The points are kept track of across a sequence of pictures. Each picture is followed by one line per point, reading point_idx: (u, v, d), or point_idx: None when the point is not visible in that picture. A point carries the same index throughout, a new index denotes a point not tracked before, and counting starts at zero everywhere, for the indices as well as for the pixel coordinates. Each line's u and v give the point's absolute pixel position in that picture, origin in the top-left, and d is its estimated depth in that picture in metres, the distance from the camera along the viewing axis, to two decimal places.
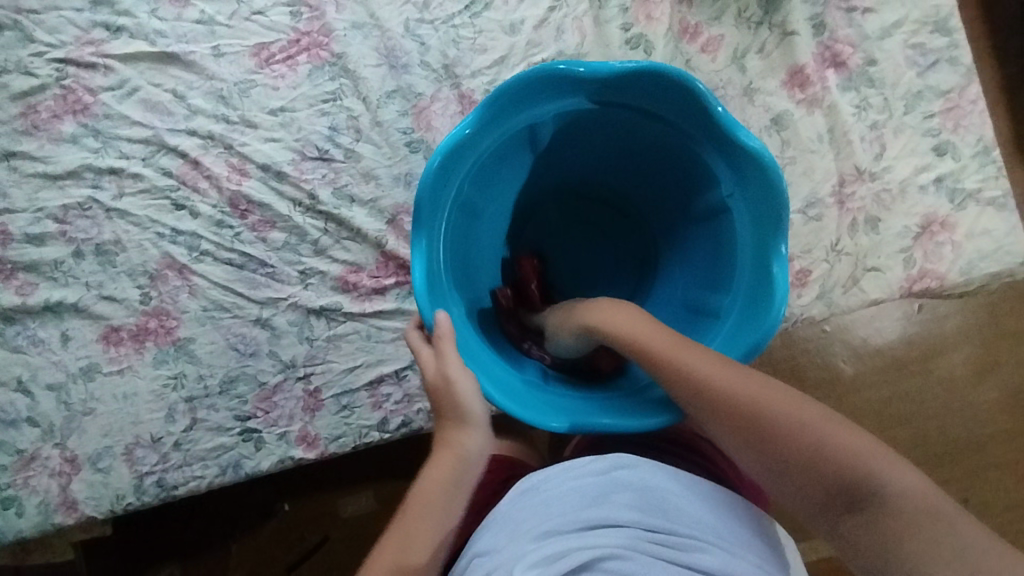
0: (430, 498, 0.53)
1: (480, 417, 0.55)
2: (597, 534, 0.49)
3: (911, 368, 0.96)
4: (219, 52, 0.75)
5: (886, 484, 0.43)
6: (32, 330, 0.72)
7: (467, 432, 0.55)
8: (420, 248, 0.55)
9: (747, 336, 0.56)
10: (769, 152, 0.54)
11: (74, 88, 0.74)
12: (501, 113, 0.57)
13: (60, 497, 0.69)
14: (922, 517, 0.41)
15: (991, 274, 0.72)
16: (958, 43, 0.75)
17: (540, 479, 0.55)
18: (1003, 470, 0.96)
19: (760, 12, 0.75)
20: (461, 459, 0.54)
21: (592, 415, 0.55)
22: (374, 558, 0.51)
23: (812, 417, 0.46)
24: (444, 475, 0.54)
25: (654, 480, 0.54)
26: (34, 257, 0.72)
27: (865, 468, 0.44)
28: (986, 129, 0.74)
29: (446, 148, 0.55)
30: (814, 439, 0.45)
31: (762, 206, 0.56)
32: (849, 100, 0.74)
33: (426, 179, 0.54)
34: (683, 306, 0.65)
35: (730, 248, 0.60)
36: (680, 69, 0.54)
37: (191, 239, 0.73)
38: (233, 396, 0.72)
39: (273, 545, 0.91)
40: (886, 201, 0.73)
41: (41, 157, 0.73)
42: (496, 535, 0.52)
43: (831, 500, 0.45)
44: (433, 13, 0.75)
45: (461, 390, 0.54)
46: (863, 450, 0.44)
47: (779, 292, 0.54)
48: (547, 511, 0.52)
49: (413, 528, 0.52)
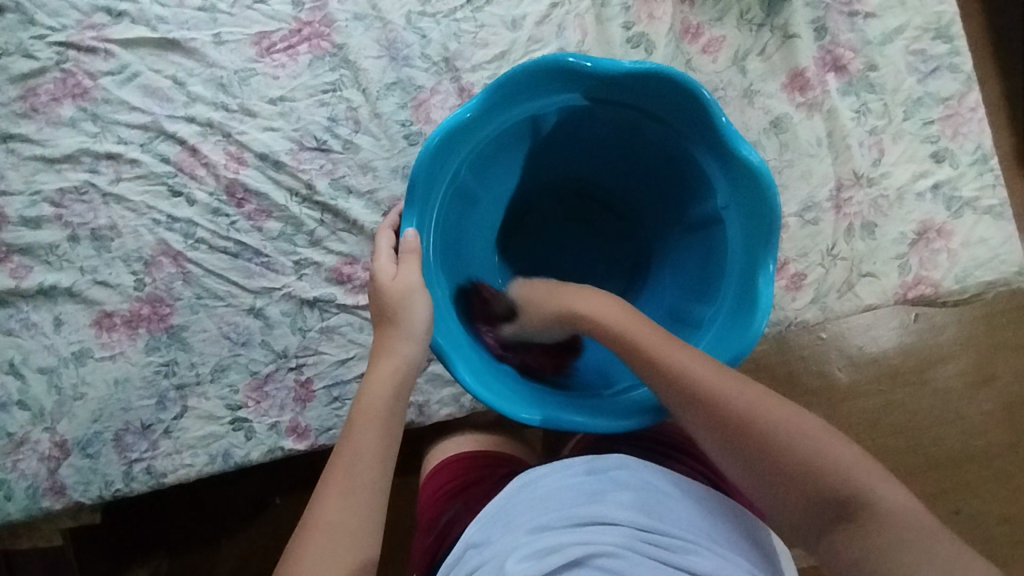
0: (374, 408, 0.51)
1: (422, 329, 0.53)
2: (590, 530, 0.49)
3: (905, 378, 0.96)
4: (220, 40, 0.75)
5: (874, 496, 0.42)
6: (25, 313, 0.72)
7: (410, 342, 0.53)
8: (409, 224, 0.56)
9: (727, 347, 0.56)
10: (767, 167, 0.54)
11: (74, 72, 0.74)
12: (503, 103, 0.58)
13: (49, 481, 0.69)
14: (911, 534, 0.40)
15: (987, 282, 0.72)
16: (959, 51, 0.75)
17: (539, 475, 0.56)
18: (995, 481, 0.95)
19: (762, 14, 0.75)
20: (404, 366, 0.53)
21: (564, 411, 0.56)
22: (325, 481, 0.48)
23: (807, 426, 0.46)
24: (388, 385, 0.52)
25: (652, 482, 0.54)
26: (29, 240, 0.72)
27: (853, 480, 0.43)
28: (985, 137, 0.74)
29: (444, 129, 0.55)
30: (802, 446, 0.45)
31: (755, 219, 0.56)
32: (849, 105, 0.74)
33: (423, 159, 0.54)
34: (668, 314, 0.65)
35: (720, 256, 0.60)
36: (686, 74, 0.54)
37: (187, 226, 0.73)
38: (224, 385, 0.71)
39: (264, 538, 0.91)
40: (883, 207, 0.73)
41: (39, 140, 0.73)
42: (491, 528, 0.53)
43: (820, 512, 0.44)
44: (435, 7, 0.75)
45: (418, 306, 0.53)
46: (857, 465, 0.44)
47: (764, 301, 0.54)
48: (544, 506, 0.52)
49: (361, 442, 0.49)
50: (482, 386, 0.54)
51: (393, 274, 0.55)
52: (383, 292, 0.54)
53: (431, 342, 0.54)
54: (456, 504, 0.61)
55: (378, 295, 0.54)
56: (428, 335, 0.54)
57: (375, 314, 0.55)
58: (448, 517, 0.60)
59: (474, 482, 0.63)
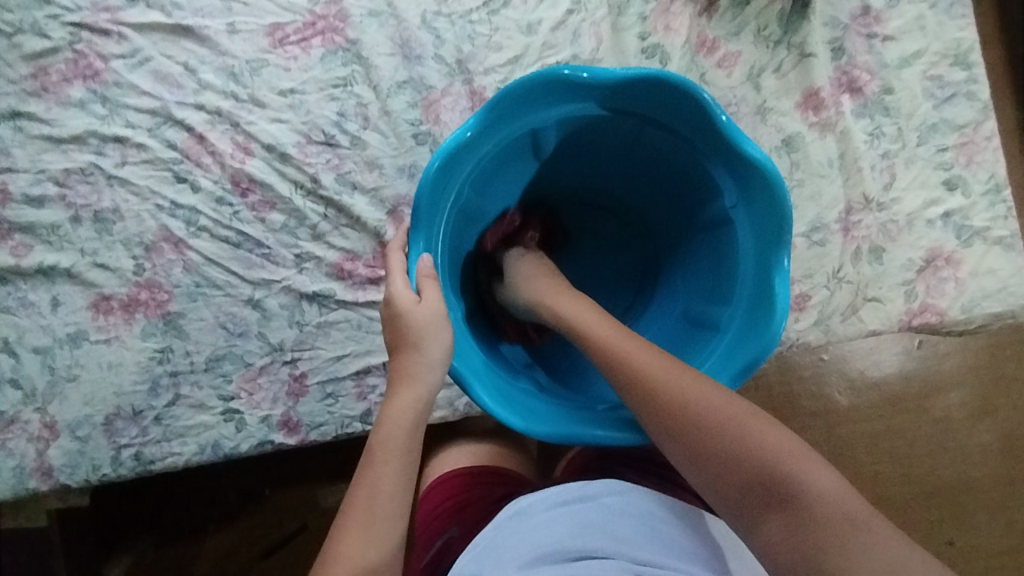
0: (395, 440, 0.50)
1: (441, 359, 0.52)
2: (583, 565, 0.47)
3: (907, 406, 0.95)
4: (233, 28, 0.74)
5: (802, 484, 0.41)
6: (23, 292, 0.71)
7: (432, 369, 0.51)
8: (417, 250, 0.55)
9: (744, 351, 0.55)
10: (773, 162, 0.54)
11: (86, 53, 0.74)
12: (500, 119, 0.57)
13: (37, 462, 0.69)
14: (836, 522, 0.39)
15: (993, 314, 0.71)
16: (977, 79, 0.74)
17: (529, 503, 0.54)
18: (991, 514, 0.94)
19: (779, 32, 0.75)
20: (425, 396, 0.51)
21: (587, 425, 0.55)
22: (345, 514, 0.47)
23: (745, 413, 0.45)
24: (408, 417, 0.51)
25: (644, 509, 0.53)
26: (31, 219, 0.72)
27: (784, 469, 0.42)
28: (999, 167, 0.73)
29: (446, 150, 0.54)
30: (735, 434, 0.44)
31: (766, 219, 0.56)
32: (862, 127, 0.74)
33: (426, 183, 0.54)
34: (681, 319, 0.64)
35: (732, 259, 0.59)
36: (686, 79, 0.53)
37: (190, 213, 0.73)
38: (218, 374, 0.71)
39: (250, 530, 0.90)
40: (893, 232, 0.72)
41: (47, 120, 0.73)
42: (480, 562, 0.50)
43: (752, 499, 0.42)
44: (451, 7, 0.75)
45: (442, 335, 0.52)
46: (790, 451, 0.43)
47: (781, 304, 0.54)
48: (536, 536, 0.50)
49: (381, 474, 0.48)
50: (504, 406, 0.54)
51: (415, 300, 0.52)
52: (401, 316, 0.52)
53: (449, 368, 0.53)
54: (451, 527, 0.61)
55: (396, 320, 0.52)
56: (448, 362, 0.52)
57: (393, 339, 0.53)
58: (443, 542, 0.60)
59: (469, 503, 0.62)
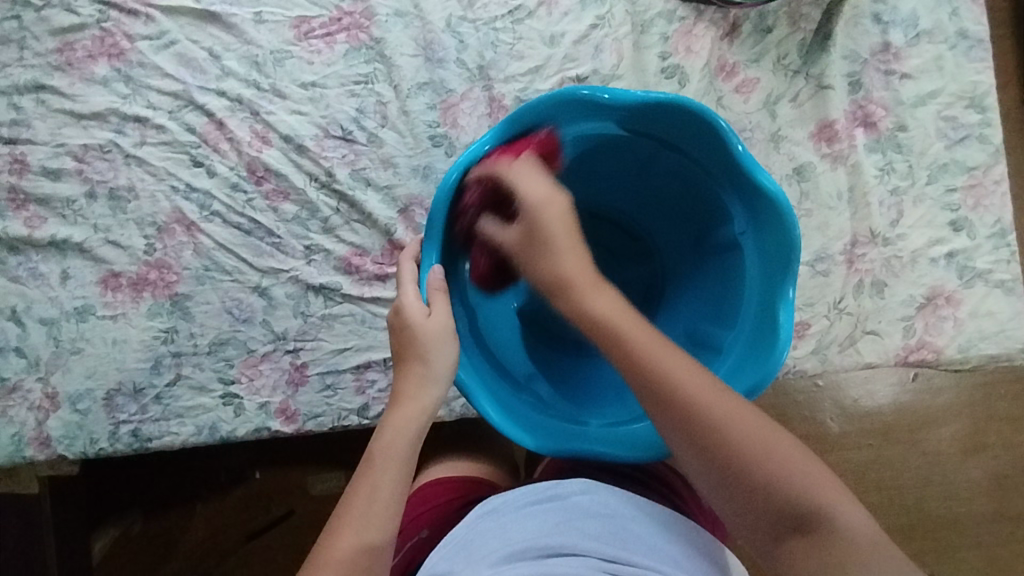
0: (395, 451, 0.51)
1: (445, 373, 0.53)
2: (556, 564, 0.48)
3: (896, 436, 0.95)
4: (260, 18, 0.75)
5: (833, 516, 0.42)
6: (34, 262, 0.72)
7: (433, 385, 0.53)
8: (430, 260, 0.56)
9: (744, 378, 0.56)
10: (784, 195, 0.54)
11: (113, 32, 0.74)
12: (518, 134, 0.58)
13: (35, 431, 0.70)
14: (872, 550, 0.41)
15: (989, 355, 0.72)
16: (990, 122, 0.75)
17: (501, 502, 0.55)
18: (973, 550, 0.95)
19: (799, 62, 0.75)
20: (427, 411, 0.52)
21: (585, 442, 0.56)
22: (340, 518, 0.48)
23: (765, 435, 0.45)
24: (410, 428, 0.52)
25: (617, 507, 0.54)
26: (47, 191, 0.73)
27: (817, 501, 0.43)
28: (1006, 212, 0.74)
29: (464, 163, 0.55)
30: (762, 462, 0.44)
31: (774, 248, 0.56)
32: (874, 161, 0.74)
33: (443, 195, 0.55)
34: (686, 337, 0.64)
35: (739, 285, 0.60)
36: (702, 107, 0.54)
37: (204, 198, 0.74)
38: (220, 358, 0.72)
39: (239, 511, 0.91)
40: (896, 267, 0.73)
41: (70, 95, 0.74)
42: (453, 557, 0.50)
43: (778, 522, 0.43)
44: (477, 13, 0.76)
45: (447, 349, 0.53)
46: (814, 478, 0.44)
47: (784, 334, 0.55)
48: (507, 534, 0.51)
49: (380, 482, 0.49)
50: (508, 421, 0.56)
51: (426, 313, 0.53)
52: (409, 325, 0.53)
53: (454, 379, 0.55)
54: (422, 529, 0.60)
55: (404, 331, 0.54)
56: (451, 376, 0.54)
57: (398, 349, 0.54)
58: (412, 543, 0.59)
59: (450, 510, 0.62)
